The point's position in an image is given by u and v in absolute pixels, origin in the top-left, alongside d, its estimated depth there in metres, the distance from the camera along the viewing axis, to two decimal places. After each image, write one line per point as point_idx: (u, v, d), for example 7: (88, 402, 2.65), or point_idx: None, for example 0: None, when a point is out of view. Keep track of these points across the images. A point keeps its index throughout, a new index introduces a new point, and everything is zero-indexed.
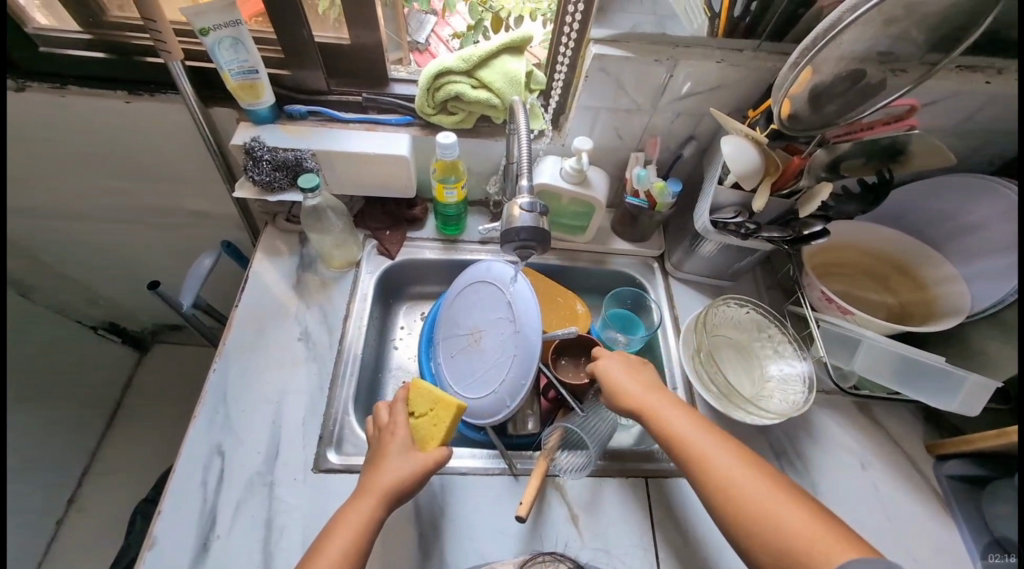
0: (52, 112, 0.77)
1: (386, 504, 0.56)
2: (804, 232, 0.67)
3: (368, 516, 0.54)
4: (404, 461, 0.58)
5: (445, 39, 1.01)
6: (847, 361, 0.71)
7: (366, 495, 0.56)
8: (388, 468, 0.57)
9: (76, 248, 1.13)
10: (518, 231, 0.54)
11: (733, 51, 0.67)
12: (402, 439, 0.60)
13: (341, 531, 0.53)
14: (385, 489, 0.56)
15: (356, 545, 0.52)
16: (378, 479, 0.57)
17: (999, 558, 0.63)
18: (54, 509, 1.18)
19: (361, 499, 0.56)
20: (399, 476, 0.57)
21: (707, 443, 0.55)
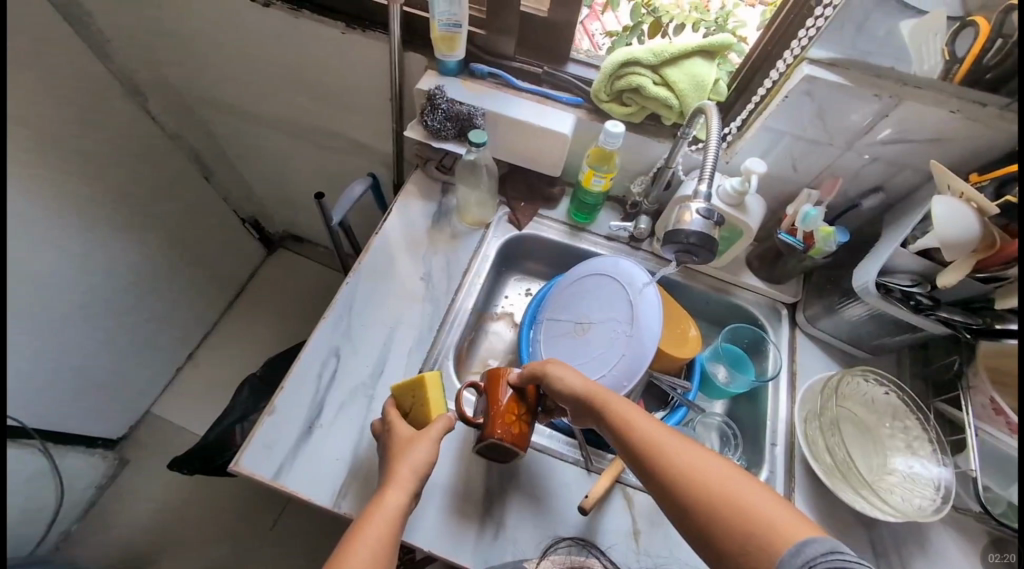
0: (281, 30, 0.89)
1: (409, 485, 0.56)
2: (995, 325, 0.59)
3: (396, 505, 0.54)
4: (419, 448, 0.59)
5: (592, 35, 0.91)
6: (1003, 487, 0.62)
7: (392, 482, 0.56)
8: (405, 459, 0.57)
9: (252, 149, 1.30)
10: (688, 233, 0.54)
11: (973, 104, 0.59)
12: (408, 429, 0.61)
13: (374, 520, 0.52)
14: (408, 475, 0.57)
15: (389, 527, 0.52)
16: (398, 467, 0.57)
17: (999, 558, 0.62)
18: (176, 359, 1.40)
19: (387, 487, 0.56)
20: (417, 461, 0.58)
21: (674, 441, 0.50)
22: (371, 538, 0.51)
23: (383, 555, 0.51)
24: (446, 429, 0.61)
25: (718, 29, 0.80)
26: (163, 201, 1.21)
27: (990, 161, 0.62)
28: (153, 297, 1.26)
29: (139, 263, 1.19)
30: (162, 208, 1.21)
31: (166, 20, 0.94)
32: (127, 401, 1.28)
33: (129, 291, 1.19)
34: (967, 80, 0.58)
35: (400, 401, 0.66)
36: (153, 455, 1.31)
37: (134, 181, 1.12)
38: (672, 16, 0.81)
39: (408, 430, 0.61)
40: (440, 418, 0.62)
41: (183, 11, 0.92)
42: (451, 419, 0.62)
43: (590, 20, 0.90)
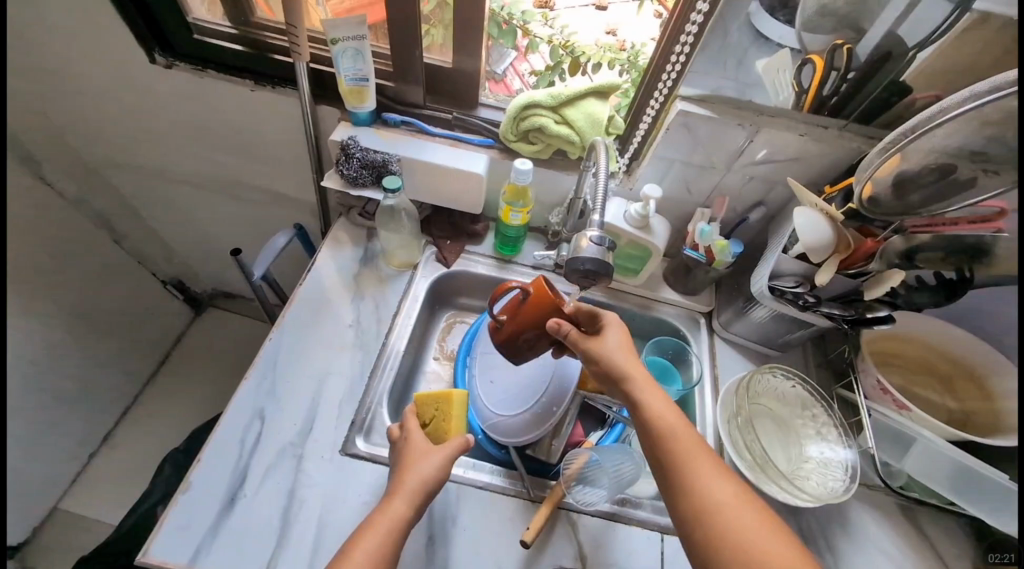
0: (186, 89, 0.88)
1: (415, 499, 0.56)
2: (867, 314, 0.66)
3: (401, 514, 0.55)
4: (434, 460, 0.59)
5: (521, 75, 0.97)
6: (898, 459, 0.69)
7: (397, 493, 0.56)
8: (416, 468, 0.58)
9: (168, 208, 1.24)
10: (584, 259, 0.57)
11: (817, 127, 0.69)
12: (422, 441, 0.62)
13: (373, 531, 0.53)
14: (415, 485, 0.57)
15: (389, 538, 0.53)
16: (407, 478, 0.57)
17: (999, 558, 0.66)
18: (89, 443, 1.26)
19: (392, 497, 0.56)
20: (426, 473, 0.58)
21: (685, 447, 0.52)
22: (371, 546, 0.52)
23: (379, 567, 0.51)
24: (460, 450, 0.62)
25: (631, 66, 0.87)
26: (66, 272, 1.12)
27: (836, 172, 0.72)
28: (56, 377, 1.14)
29: (38, 341, 1.08)
30: (66, 280, 1.12)
31: (58, 84, 0.91)
32: (29, 500, 1.13)
33: (26, 374, 1.07)
34: (814, 107, 0.68)
35: (421, 412, 0.68)
36: (63, 558, 1.15)
37: (29, 254, 1.03)
38: (588, 55, 0.88)
39: (425, 439, 0.62)
40: (459, 438, 0.62)
41: (77, 75, 0.89)
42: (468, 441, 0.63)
43: (519, 62, 0.96)
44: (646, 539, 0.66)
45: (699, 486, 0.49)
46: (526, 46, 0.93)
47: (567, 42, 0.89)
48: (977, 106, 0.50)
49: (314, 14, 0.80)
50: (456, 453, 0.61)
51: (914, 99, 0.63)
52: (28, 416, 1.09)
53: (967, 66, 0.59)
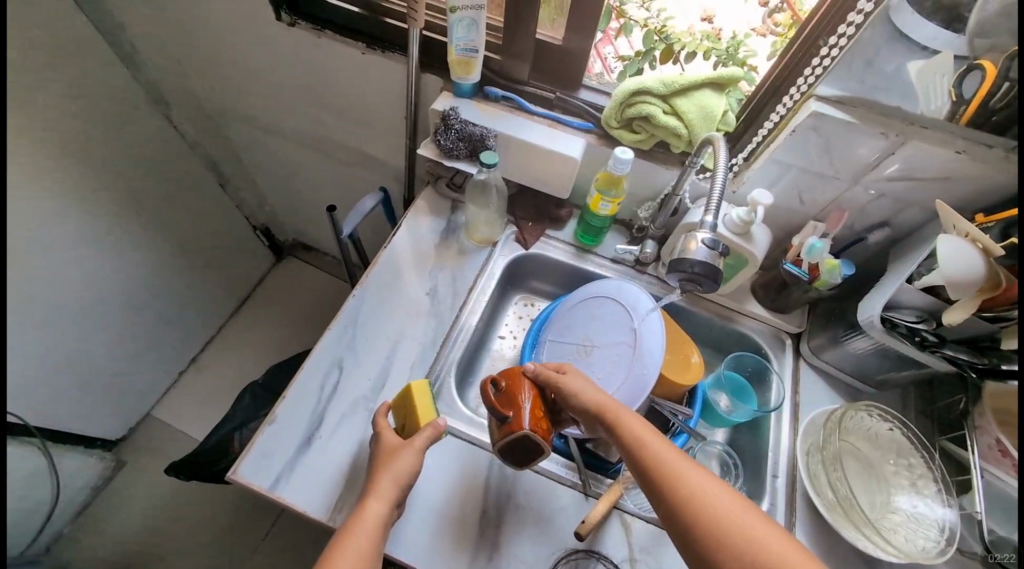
0: (303, 47, 0.92)
1: (391, 496, 0.57)
2: (1001, 365, 0.58)
3: (380, 516, 0.55)
4: (409, 456, 0.60)
5: (604, 58, 0.91)
6: (1009, 532, 0.60)
7: (373, 494, 0.57)
8: (392, 468, 0.58)
9: (268, 159, 1.33)
10: (692, 262, 0.54)
11: (979, 146, 0.59)
12: (393, 438, 0.62)
13: (357, 530, 0.54)
14: (392, 482, 0.58)
15: (374, 532, 0.54)
16: (382, 478, 0.58)
17: None
18: (180, 363, 1.41)
19: (371, 499, 0.56)
20: (401, 472, 0.58)
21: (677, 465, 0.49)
22: (356, 550, 0.52)
23: (368, 562, 0.52)
24: (433, 438, 0.61)
25: (728, 58, 0.83)
26: (178, 207, 1.23)
27: (995, 202, 0.63)
28: (160, 300, 1.27)
29: (148, 267, 1.21)
30: (178, 215, 1.24)
31: (194, 33, 0.98)
32: (129, 403, 1.29)
33: (138, 294, 1.20)
34: (975, 120, 0.58)
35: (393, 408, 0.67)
36: (150, 457, 1.31)
37: (151, 187, 1.14)
38: (684, 43, 0.84)
39: (394, 436, 0.63)
40: (429, 426, 0.61)
41: (210, 26, 0.95)
42: (439, 426, 0.62)
43: (603, 44, 0.90)
44: None
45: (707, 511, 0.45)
46: (618, 29, 0.88)
47: (662, 29, 0.84)
48: None
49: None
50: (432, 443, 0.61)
51: None
52: (134, 332, 1.23)
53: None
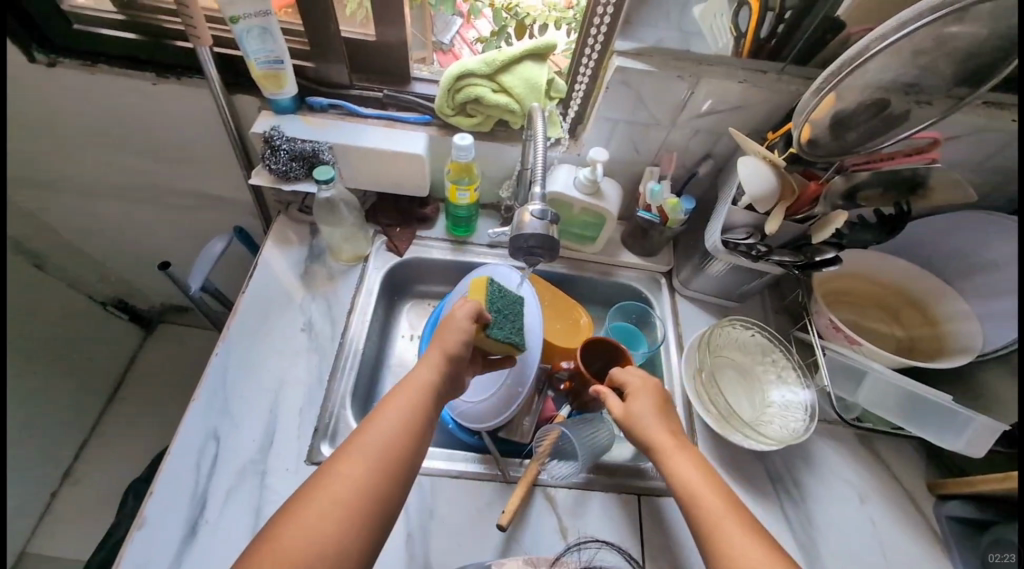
0: (81, 89, 0.79)
1: (439, 364, 0.59)
2: (815, 257, 0.67)
3: (429, 378, 0.58)
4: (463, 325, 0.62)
5: (469, 42, 1.02)
6: (851, 393, 0.71)
7: (423, 361, 0.60)
8: (446, 332, 0.61)
9: (93, 224, 1.14)
10: (525, 236, 0.55)
11: (755, 72, 0.67)
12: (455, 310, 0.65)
13: (402, 392, 0.56)
14: (439, 356, 0.60)
15: (421, 399, 0.56)
16: (434, 348, 0.61)
17: (1001, 557, 0.62)
18: (49, 481, 1.19)
19: (425, 363, 0.60)
20: (450, 342, 0.61)
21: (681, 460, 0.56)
22: (399, 413, 0.54)
23: (414, 418, 0.55)
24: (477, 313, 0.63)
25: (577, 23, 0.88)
26: None
27: (776, 120, 0.71)
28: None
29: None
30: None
31: None
32: None
33: None
34: (752, 51, 0.66)
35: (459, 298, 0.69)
36: None
37: None
38: (533, 17, 0.94)
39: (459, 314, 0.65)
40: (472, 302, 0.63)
41: None
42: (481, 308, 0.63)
43: (466, 28, 1.02)
44: (626, 501, 0.67)
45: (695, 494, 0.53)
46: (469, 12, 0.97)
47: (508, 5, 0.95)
48: (905, 36, 0.49)
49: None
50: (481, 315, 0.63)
51: (850, 34, 0.63)
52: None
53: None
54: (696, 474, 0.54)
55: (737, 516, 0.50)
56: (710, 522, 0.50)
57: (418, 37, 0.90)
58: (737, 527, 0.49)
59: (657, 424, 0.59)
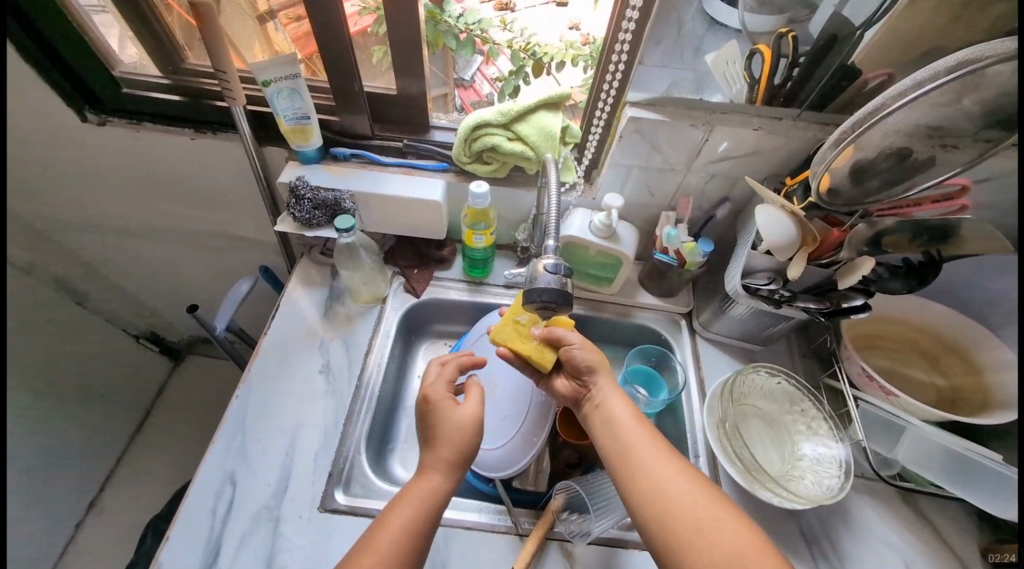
0: (126, 144, 0.85)
1: (448, 469, 0.57)
2: (843, 304, 0.64)
3: (436, 487, 0.55)
4: (460, 429, 0.59)
5: (490, 79, 1.01)
6: (888, 449, 0.67)
7: (429, 468, 0.57)
8: (450, 438, 0.58)
9: (131, 263, 1.20)
10: (540, 291, 0.55)
11: (771, 120, 0.67)
12: (465, 408, 0.61)
13: (406, 502, 0.53)
14: (444, 469, 0.57)
15: (426, 510, 0.53)
16: (439, 450, 0.58)
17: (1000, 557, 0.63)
18: (75, 512, 1.20)
19: (427, 471, 0.57)
20: (459, 445, 0.58)
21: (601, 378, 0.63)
22: (399, 527, 0.51)
23: (416, 534, 0.52)
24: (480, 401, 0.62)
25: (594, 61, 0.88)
26: (39, 338, 1.07)
27: (794, 164, 0.71)
28: (38, 451, 1.08)
29: (18, 413, 1.02)
30: (40, 346, 1.06)
31: None
32: None
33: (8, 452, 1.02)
34: (767, 98, 0.66)
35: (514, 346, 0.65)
36: None
37: None
38: (551, 55, 0.91)
39: (452, 410, 0.61)
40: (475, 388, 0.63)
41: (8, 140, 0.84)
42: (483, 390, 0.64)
43: (486, 65, 1.00)
44: (649, 561, 0.64)
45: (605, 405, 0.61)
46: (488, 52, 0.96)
47: (527, 46, 0.92)
48: (920, 96, 0.50)
49: (275, 40, 0.77)
50: (482, 416, 0.61)
51: (866, 79, 0.63)
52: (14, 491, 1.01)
53: (911, 40, 0.59)
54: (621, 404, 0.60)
55: (657, 446, 0.56)
56: (635, 461, 0.55)
57: (438, 76, 0.93)
58: (658, 455, 0.55)
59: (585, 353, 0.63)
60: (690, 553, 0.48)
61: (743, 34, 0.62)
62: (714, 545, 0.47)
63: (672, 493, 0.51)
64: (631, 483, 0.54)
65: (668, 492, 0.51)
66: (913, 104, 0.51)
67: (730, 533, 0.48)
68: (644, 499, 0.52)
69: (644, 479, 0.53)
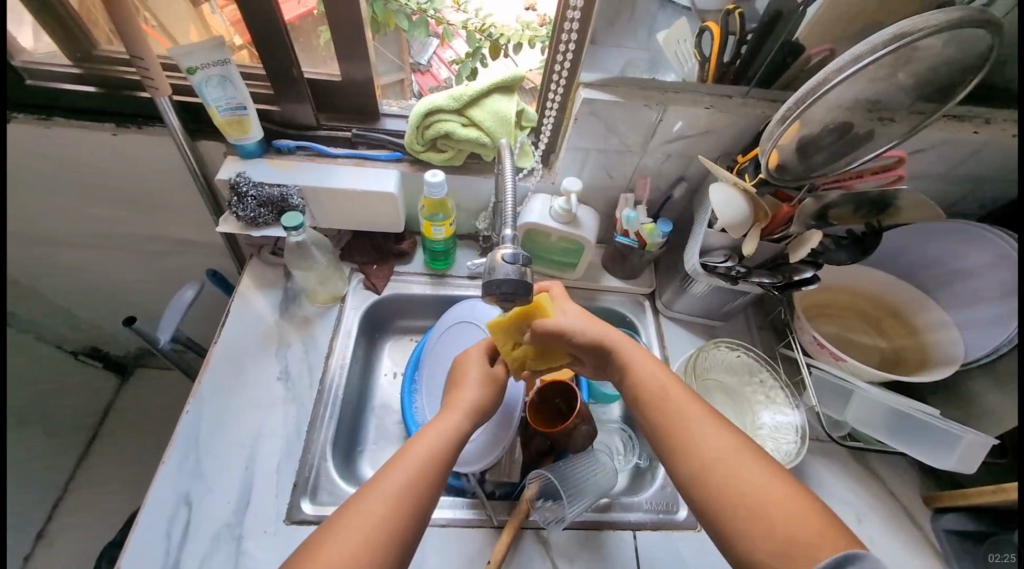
0: (36, 142, 0.77)
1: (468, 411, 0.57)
2: (793, 277, 0.66)
3: (455, 427, 0.55)
4: (481, 387, 0.61)
5: (447, 62, 0.97)
6: (839, 412, 0.70)
7: (449, 410, 0.57)
8: (470, 388, 0.61)
9: (59, 274, 1.10)
10: (499, 282, 0.54)
11: (722, 98, 0.68)
12: (480, 370, 0.64)
13: (433, 428, 0.54)
14: (462, 414, 0.56)
15: (445, 450, 0.52)
16: (459, 398, 0.59)
17: (999, 558, 0.62)
18: (21, 544, 1.12)
19: (447, 412, 0.57)
20: (475, 398, 0.59)
21: (624, 341, 0.60)
22: (416, 461, 0.49)
23: (438, 462, 0.50)
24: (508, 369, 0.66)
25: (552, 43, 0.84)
26: None
27: (746, 141, 0.72)
28: None
29: None
30: None
31: None
32: None
33: None
34: (717, 76, 0.66)
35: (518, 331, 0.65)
36: None
37: None
38: (508, 36, 0.87)
39: (481, 371, 0.64)
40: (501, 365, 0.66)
41: None
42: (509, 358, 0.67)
43: (443, 48, 0.96)
44: (623, 541, 0.65)
45: (631, 371, 0.57)
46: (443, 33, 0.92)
47: (483, 26, 0.88)
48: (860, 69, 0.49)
49: (213, 24, 0.72)
50: (504, 384, 0.64)
51: (810, 55, 0.64)
52: None
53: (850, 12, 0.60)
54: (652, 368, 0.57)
55: (710, 416, 0.52)
56: (680, 435, 0.51)
57: (392, 61, 0.91)
58: (710, 425, 0.51)
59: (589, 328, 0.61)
60: (739, 515, 0.44)
61: (692, 11, 0.63)
62: (772, 521, 0.43)
63: (724, 466, 0.47)
64: (680, 452, 0.50)
65: (722, 460, 0.48)
66: (855, 73, 0.50)
67: (786, 500, 0.44)
68: (690, 464, 0.49)
69: (692, 450, 0.49)
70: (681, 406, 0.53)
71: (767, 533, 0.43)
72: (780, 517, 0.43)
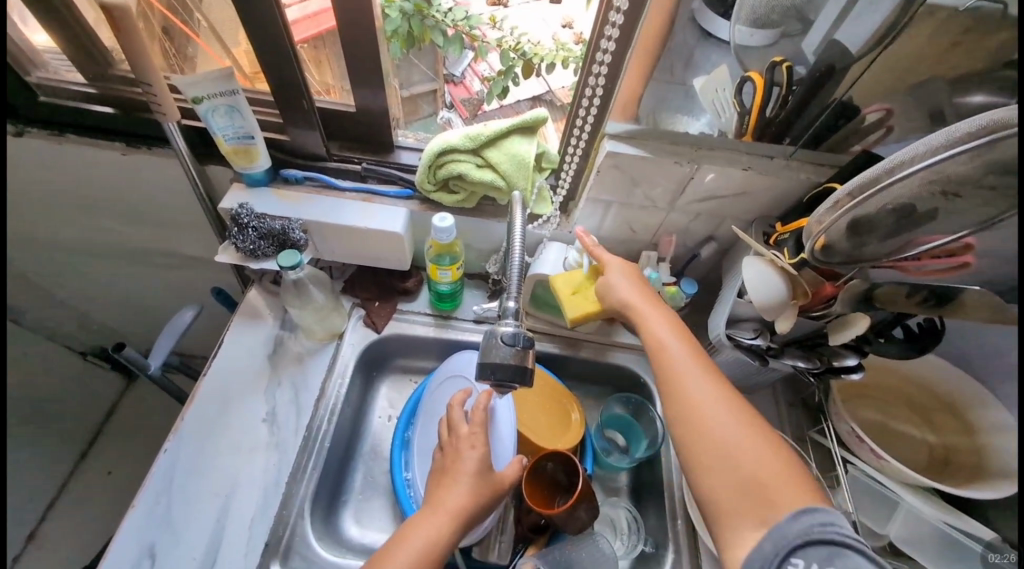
0: (50, 157, 0.76)
1: (461, 512, 0.56)
2: (834, 363, 0.59)
3: (440, 533, 0.54)
4: (470, 483, 0.58)
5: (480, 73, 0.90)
6: (882, 524, 0.63)
7: (437, 505, 0.56)
8: (458, 486, 0.58)
9: (73, 280, 1.10)
10: (493, 368, 0.51)
11: (762, 158, 0.61)
12: (474, 458, 0.60)
13: (416, 528, 0.54)
14: (449, 521, 0.55)
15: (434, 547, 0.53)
16: (444, 496, 0.57)
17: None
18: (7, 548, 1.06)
19: (430, 516, 0.56)
20: (460, 502, 0.56)
21: (636, 298, 0.62)
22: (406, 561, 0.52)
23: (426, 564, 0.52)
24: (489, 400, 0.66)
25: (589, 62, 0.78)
26: None
27: (787, 203, 0.65)
28: None
29: None
30: None
31: None
32: None
33: None
34: (757, 131, 0.60)
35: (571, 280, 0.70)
36: None
37: None
38: (541, 56, 0.79)
39: (474, 462, 0.60)
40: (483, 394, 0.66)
41: None
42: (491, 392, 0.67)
43: (478, 62, 0.88)
44: None
45: (648, 328, 0.59)
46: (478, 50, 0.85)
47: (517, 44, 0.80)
48: (941, 160, 0.42)
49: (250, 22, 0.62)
50: (505, 479, 0.60)
51: (864, 114, 0.58)
52: None
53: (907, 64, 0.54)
54: (667, 332, 0.58)
55: (709, 377, 0.54)
56: (676, 397, 0.53)
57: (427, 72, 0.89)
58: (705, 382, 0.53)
59: (630, 288, 0.63)
60: (713, 467, 0.48)
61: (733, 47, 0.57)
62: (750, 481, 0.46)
63: (707, 420, 0.50)
64: (674, 403, 0.53)
65: (707, 422, 0.50)
66: (929, 167, 0.43)
67: (765, 461, 0.47)
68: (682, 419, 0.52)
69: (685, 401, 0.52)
70: (684, 370, 0.54)
71: (739, 490, 0.46)
72: (755, 477, 0.46)
